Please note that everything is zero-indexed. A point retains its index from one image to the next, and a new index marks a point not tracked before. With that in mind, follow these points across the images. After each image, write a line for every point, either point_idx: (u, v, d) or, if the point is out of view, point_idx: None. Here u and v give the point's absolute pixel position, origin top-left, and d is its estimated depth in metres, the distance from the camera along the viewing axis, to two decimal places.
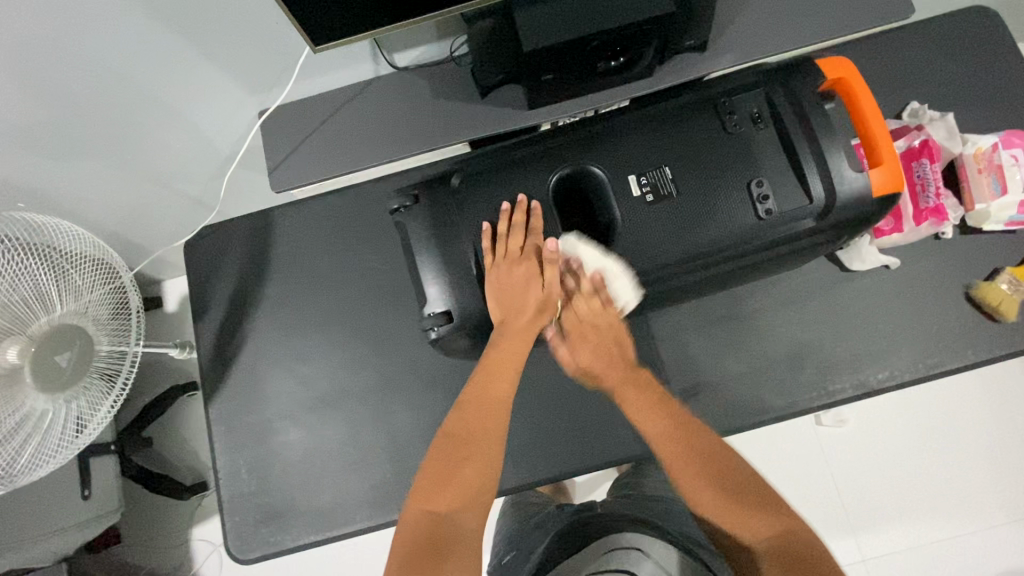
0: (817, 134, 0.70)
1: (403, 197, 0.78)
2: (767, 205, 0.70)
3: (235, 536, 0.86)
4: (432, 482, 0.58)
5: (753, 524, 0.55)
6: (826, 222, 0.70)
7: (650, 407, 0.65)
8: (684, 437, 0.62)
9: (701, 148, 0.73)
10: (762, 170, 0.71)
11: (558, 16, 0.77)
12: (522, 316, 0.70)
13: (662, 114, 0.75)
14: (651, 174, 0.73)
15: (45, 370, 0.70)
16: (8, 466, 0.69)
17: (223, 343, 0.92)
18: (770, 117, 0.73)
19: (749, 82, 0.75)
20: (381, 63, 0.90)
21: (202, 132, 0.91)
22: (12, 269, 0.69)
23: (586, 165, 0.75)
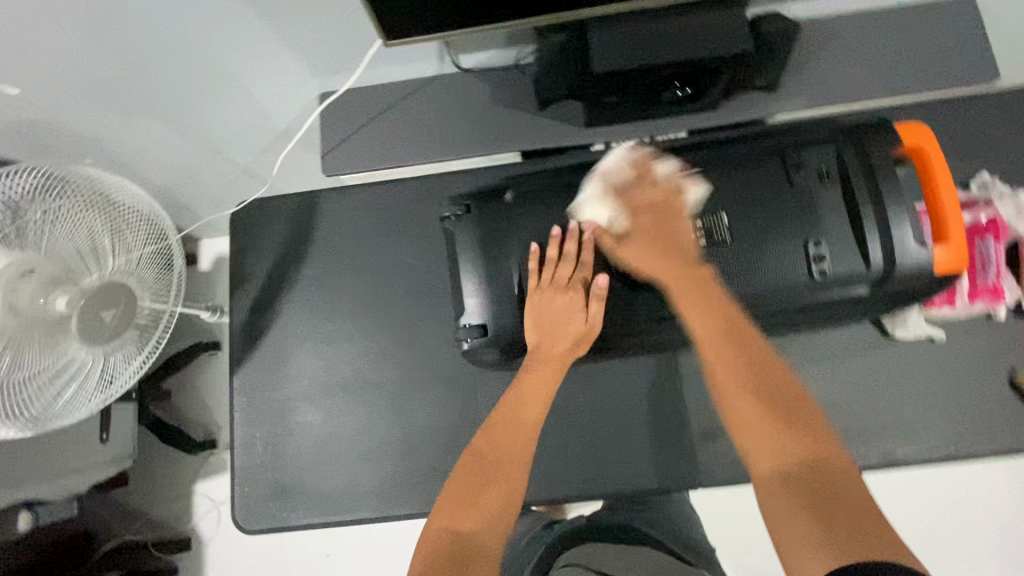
0: (884, 201, 0.68)
1: (455, 205, 0.78)
2: (821, 266, 0.69)
3: (242, 506, 0.88)
4: (455, 501, 0.59)
5: (784, 454, 0.53)
6: (880, 292, 0.69)
7: (709, 309, 0.63)
8: (733, 353, 0.60)
9: (763, 197, 0.71)
10: (822, 230, 0.70)
11: (631, 41, 0.77)
12: (559, 345, 0.72)
13: (726, 157, 0.75)
14: (707, 218, 0.72)
15: (90, 323, 0.72)
16: (43, 412, 0.71)
17: (255, 316, 0.94)
18: (837, 174, 0.71)
19: (821, 135, 0.73)
20: (446, 62, 0.91)
21: (263, 106, 0.92)
22: (71, 219, 0.71)
23: None
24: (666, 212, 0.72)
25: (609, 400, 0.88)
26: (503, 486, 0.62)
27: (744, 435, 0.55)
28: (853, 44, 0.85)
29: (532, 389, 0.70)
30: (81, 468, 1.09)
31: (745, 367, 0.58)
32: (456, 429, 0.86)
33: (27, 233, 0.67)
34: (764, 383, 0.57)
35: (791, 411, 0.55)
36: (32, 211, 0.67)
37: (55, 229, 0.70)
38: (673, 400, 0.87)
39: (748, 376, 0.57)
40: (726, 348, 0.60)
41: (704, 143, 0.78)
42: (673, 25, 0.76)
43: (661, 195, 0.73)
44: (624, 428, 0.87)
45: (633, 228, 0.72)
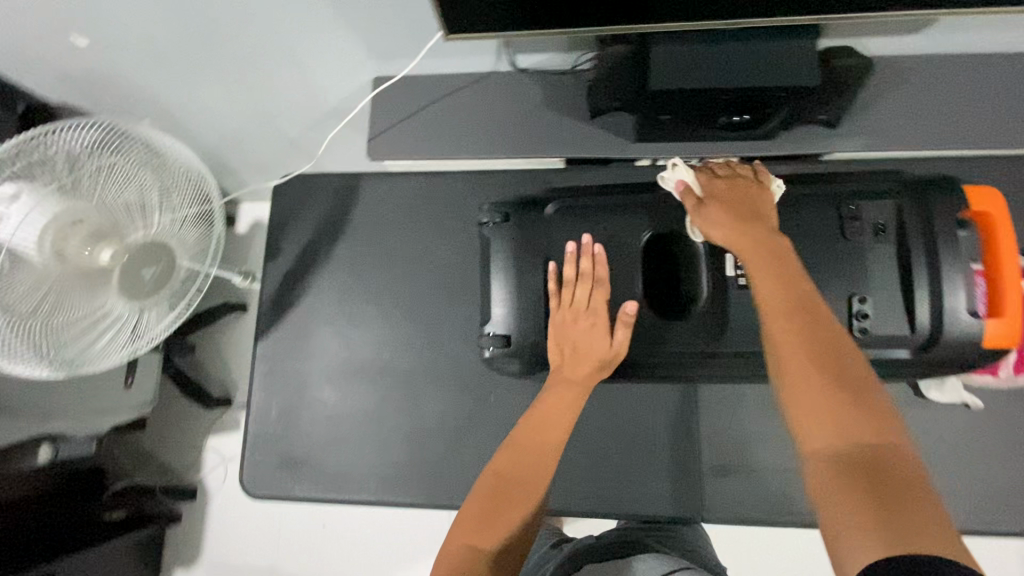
0: (940, 264, 0.65)
1: (492, 212, 0.77)
2: (864, 323, 0.67)
3: (250, 471, 0.90)
4: (476, 518, 0.60)
5: (839, 433, 0.49)
6: (921, 358, 0.67)
7: (777, 276, 0.59)
8: (795, 322, 0.55)
9: (812, 245, 0.70)
10: (869, 286, 0.68)
11: (694, 62, 0.75)
12: (579, 368, 0.71)
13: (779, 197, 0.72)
14: None
15: (130, 278, 0.74)
16: (79, 354, 0.74)
17: (286, 288, 0.96)
18: (892, 230, 0.69)
19: (881, 186, 0.71)
20: (503, 61, 0.90)
21: (318, 83, 0.93)
22: (124, 174, 0.73)
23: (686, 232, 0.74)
24: (747, 192, 0.69)
25: (622, 422, 0.88)
26: (523, 506, 0.62)
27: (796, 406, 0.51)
28: (927, 89, 0.82)
29: (554, 413, 0.71)
30: (103, 410, 1.14)
31: (807, 335, 0.54)
32: (466, 427, 0.86)
33: (81, 184, 0.69)
34: (826, 352, 0.53)
35: (852, 383, 0.51)
36: (88, 164, 0.69)
37: (108, 184, 0.72)
38: (687, 429, 0.87)
39: (809, 344, 0.53)
40: (789, 313, 0.56)
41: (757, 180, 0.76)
42: (738, 51, 0.74)
43: (744, 180, 0.70)
44: (635, 452, 0.87)
45: (712, 195, 0.69)
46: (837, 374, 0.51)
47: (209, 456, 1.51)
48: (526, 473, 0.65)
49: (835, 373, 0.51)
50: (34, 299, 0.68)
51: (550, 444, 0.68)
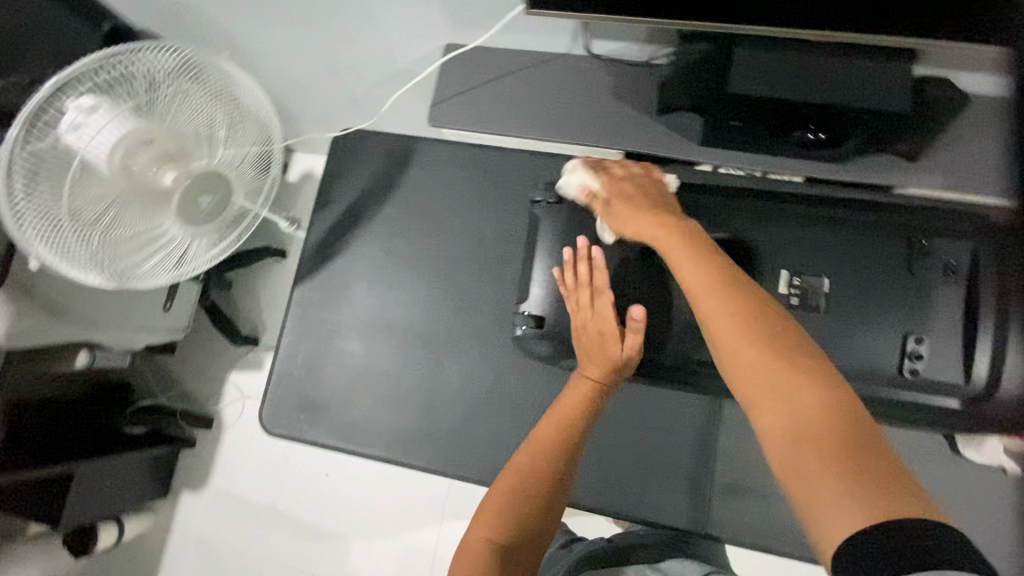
0: (1009, 317, 0.63)
1: (547, 192, 0.81)
2: (915, 364, 0.66)
3: (270, 408, 0.93)
4: (495, 517, 0.65)
5: (788, 404, 0.50)
6: (973, 410, 0.64)
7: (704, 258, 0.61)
8: (721, 303, 0.57)
9: (871, 275, 0.69)
10: (926, 326, 0.66)
11: (776, 71, 0.73)
12: (599, 370, 0.71)
13: (846, 222, 0.72)
14: (806, 278, 0.70)
15: (190, 204, 0.76)
16: (130, 270, 0.77)
17: (329, 238, 0.97)
18: (962, 274, 0.67)
19: (957, 229, 0.69)
20: (578, 45, 0.89)
21: (390, 42, 0.94)
22: (197, 102, 0.75)
23: (744, 242, 0.73)
24: (653, 185, 0.72)
25: (638, 423, 0.87)
26: (537, 496, 0.67)
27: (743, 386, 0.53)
28: None
29: (567, 402, 0.72)
30: (140, 328, 1.19)
31: (747, 323, 0.55)
32: (483, 402, 0.87)
33: (156, 104, 0.71)
34: (769, 337, 0.54)
35: (797, 358, 0.52)
36: (165, 85, 0.72)
37: (181, 109, 0.74)
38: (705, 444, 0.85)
39: (750, 332, 0.55)
40: (723, 304, 0.57)
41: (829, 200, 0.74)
42: (824, 65, 0.71)
43: (640, 170, 0.74)
44: (647, 457, 0.86)
45: (615, 192, 0.72)
46: (782, 354, 0.53)
47: (230, 389, 1.57)
48: (541, 465, 0.69)
49: (781, 352, 0.53)
50: (95, 206, 0.71)
51: (566, 434, 0.70)
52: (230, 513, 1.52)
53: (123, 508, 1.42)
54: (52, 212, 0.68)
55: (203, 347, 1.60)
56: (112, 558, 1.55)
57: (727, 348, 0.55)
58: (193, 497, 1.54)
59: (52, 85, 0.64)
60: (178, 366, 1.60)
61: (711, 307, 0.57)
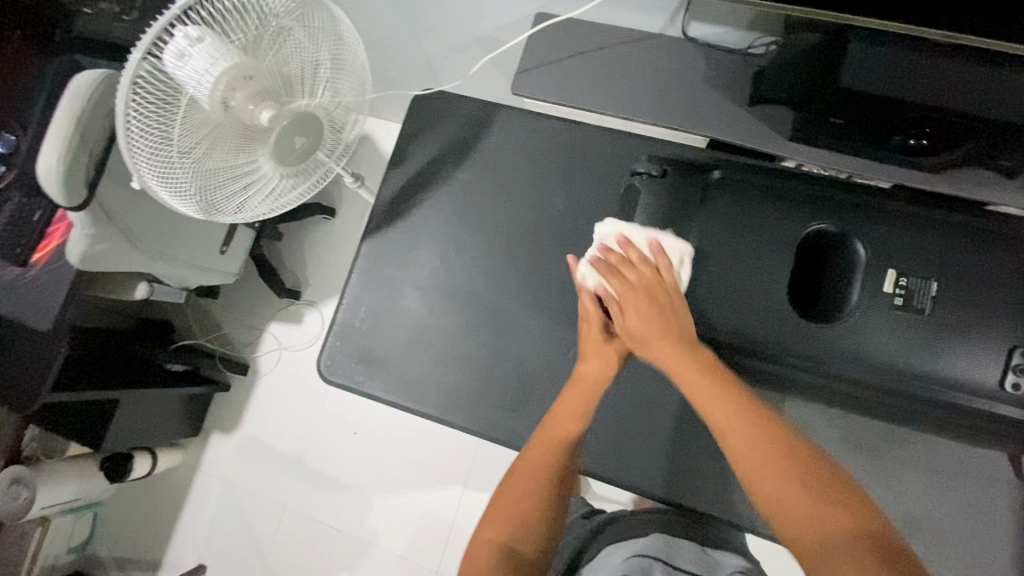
0: None
1: (651, 165, 0.81)
2: (1019, 378, 0.64)
3: (328, 356, 0.94)
4: (497, 513, 0.70)
5: (812, 517, 0.54)
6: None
7: (710, 377, 0.63)
8: (736, 422, 0.60)
9: (975, 277, 0.69)
10: None
11: (894, 70, 0.70)
12: (593, 368, 0.76)
13: (958, 227, 0.71)
14: (914, 278, 0.69)
15: (283, 146, 0.77)
16: (215, 202, 0.79)
17: (400, 197, 0.98)
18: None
19: None
20: (674, 25, 0.87)
21: (482, 5, 0.93)
22: (297, 44, 0.74)
23: (852, 240, 0.74)
24: (659, 290, 0.70)
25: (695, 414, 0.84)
26: (535, 503, 0.70)
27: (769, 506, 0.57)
28: None
29: (567, 406, 0.75)
30: (200, 268, 1.22)
31: (767, 447, 0.58)
32: (540, 375, 0.87)
33: (263, 41, 0.71)
34: (783, 453, 0.58)
35: (809, 468, 0.57)
36: (273, 23, 0.71)
37: (286, 49, 0.73)
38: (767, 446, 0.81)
39: (766, 451, 0.58)
40: (734, 418, 0.60)
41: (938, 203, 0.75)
42: (945, 69, 0.70)
43: (650, 274, 0.72)
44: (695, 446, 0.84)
45: (622, 299, 0.71)
46: (804, 478, 0.56)
47: (270, 339, 1.60)
48: (539, 475, 0.72)
49: (793, 460, 0.57)
50: (198, 139, 0.72)
51: (557, 445, 0.73)
52: (258, 459, 1.55)
53: (160, 440, 1.47)
54: (161, 142, 0.70)
55: (247, 294, 1.62)
56: (143, 487, 1.60)
57: (747, 468, 0.58)
58: (224, 439, 1.58)
59: (172, 13, 0.64)
60: (221, 310, 1.63)
61: (727, 428, 0.60)
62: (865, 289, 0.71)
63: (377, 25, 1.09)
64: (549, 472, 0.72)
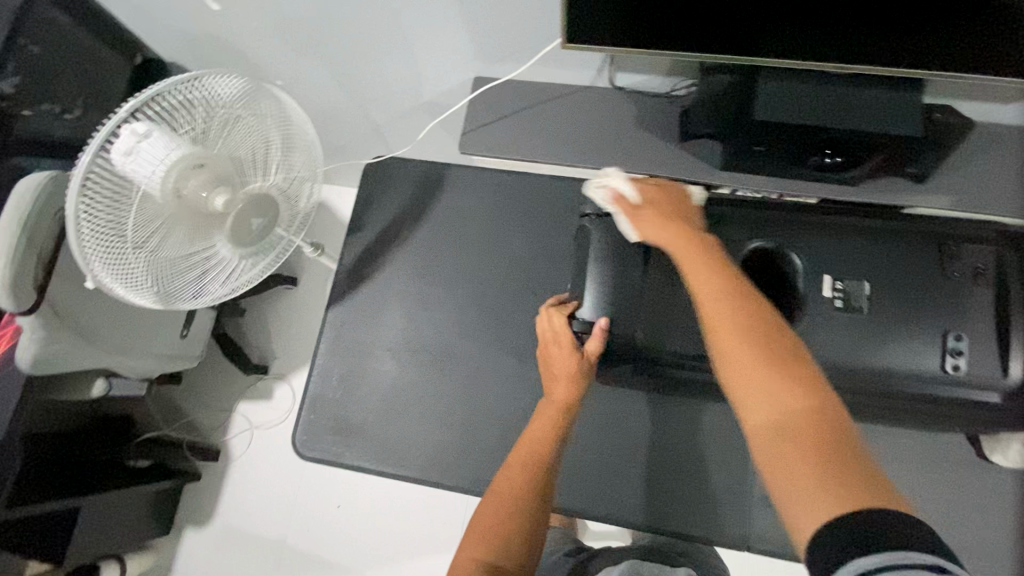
0: None
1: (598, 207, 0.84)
2: (957, 360, 0.70)
3: (304, 431, 0.92)
4: (478, 531, 0.66)
5: (776, 399, 0.50)
6: (1012, 405, 0.69)
7: (702, 258, 0.61)
8: (727, 297, 0.57)
9: (907, 277, 0.74)
10: (963, 325, 0.71)
11: (798, 100, 0.77)
12: (560, 389, 0.78)
13: (881, 231, 0.77)
14: (849, 282, 0.74)
15: (243, 227, 0.79)
16: (175, 292, 0.79)
17: (361, 262, 1.00)
18: (993, 277, 0.73)
19: (985, 236, 0.75)
20: (602, 77, 0.94)
21: (421, 74, 0.99)
22: (246, 129, 0.76)
23: (788, 252, 0.78)
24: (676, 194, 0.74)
25: (670, 436, 0.90)
26: (518, 514, 0.67)
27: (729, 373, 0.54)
28: (1016, 156, 0.83)
29: (537, 436, 0.74)
30: (163, 354, 1.19)
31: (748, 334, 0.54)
32: (520, 420, 0.88)
33: (212, 130, 0.73)
34: (759, 332, 0.54)
35: (782, 353, 0.53)
36: (220, 111, 0.73)
37: (235, 134, 0.75)
38: (722, 450, 0.88)
39: (741, 323, 0.55)
40: (720, 296, 0.57)
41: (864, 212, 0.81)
42: (844, 95, 0.77)
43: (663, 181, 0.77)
44: (667, 462, 0.89)
45: (640, 192, 0.73)
46: (779, 357, 0.52)
47: (239, 419, 1.54)
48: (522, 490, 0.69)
49: (765, 343, 0.54)
50: (153, 231, 0.73)
51: (540, 461, 0.72)
52: (237, 550, 1.46)
53: (128, 545, 1.37)
54: (116, 240, 0.69)
55: (212, 376, 1.57)
56: None
57: (717, 337, 0.55)
58: (198, 534, 1.49)
59: (120, 114, 0.65)
60: (186, 397, 1.57)
61: (709, 299, 0.57)
62: (809, 298, 0.75)
63: (321, 98, 1.13)
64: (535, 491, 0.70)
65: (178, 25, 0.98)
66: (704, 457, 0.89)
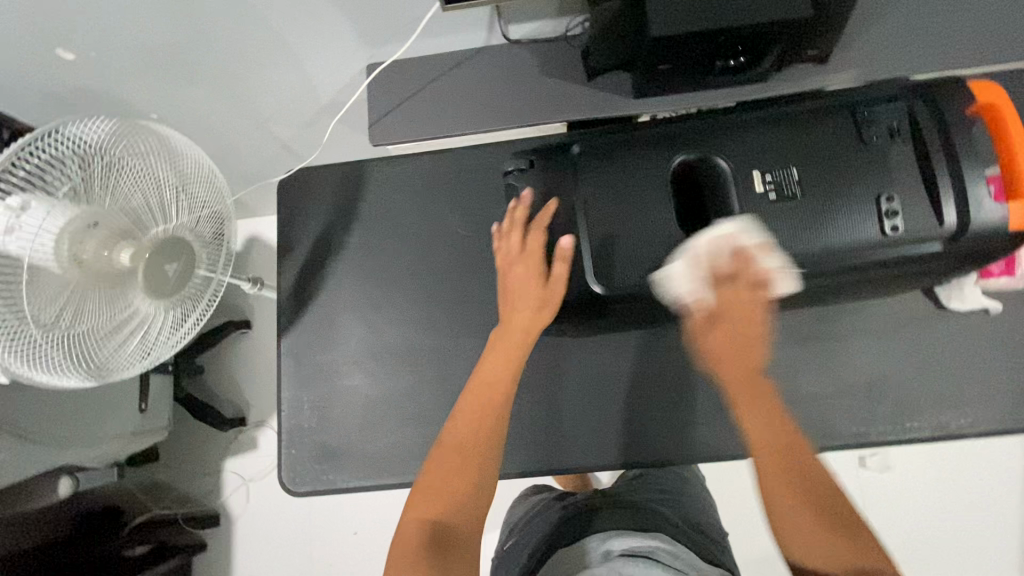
0: (958, 154, 0.71)
1: (518, 160, 0.85)
2: (893, 221, 0.71)
3: (289, 468, 0.89)
4: (428, 490, 0.65)
5: (840, 560, 0.60)
6: (950, 249, 0.72)
7: (769, 421, 0.70)
8: (787, 461, 0.67)
9: (832, 153, 0.75)
10: (892, 185, 0.72)
11: (688, 7, 0.75)
12: (524, 314, 0.79)
13: (798, 115, 0.78)
14: (776, 172, 0.75)
15: (156, 276, 0.72)
16: (105, 363, 0.72)
17: (302, 284, 0.95)
18: (906, 133, 0.75)
19: (892, 96, 0.77)
20: (495, 34, 0.90)
21: (311, 75, 0.93)
22: (133, 173, 0.70)
23: (711, 156, 0.78)
24: (748, 307, 0.75)
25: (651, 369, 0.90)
26: (473, 473, 0.67)
27: (787, 534, 0.63)
28: (908, 15, 0.84)
29: (495, 381, 0.75)
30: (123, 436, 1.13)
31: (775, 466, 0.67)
32: None
33: (94, 183, 0.67)
34: (818, 500, 0.64)
35: (841, 522, 0.63)
36: (98, 159, 0.67)
37: (123, 181, 0.70)
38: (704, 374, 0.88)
39: (803, 492, 0.65)
40: (784, 467, 0.66)
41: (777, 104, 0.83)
42: None
43: (752, 295, 0.75)
44: (655, 397, 0.89)
45: (718, 310, 0.75)
46: (839, 524, 0.62)
47: (230, 477, 1.48)
48: (478, 439, 0.70)
49: (824, 510, 0.63)
50: (61, 304, 0.67)
51: (493, 410, 0.73)
52: None
53: None
54: (17, 323, 0.63)
55: (188, 443, 1.50)
56: None
57: (775, 503, 0.65)
58: None
59: None
60: (168, 471, 1.49)
61: (777, 461, 0.67)
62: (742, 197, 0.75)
63: (216, 128, 1.06)
64: (485, 439, 0.70)
65: (32, 87, 0.89)
66: (690, 383, 0.89)
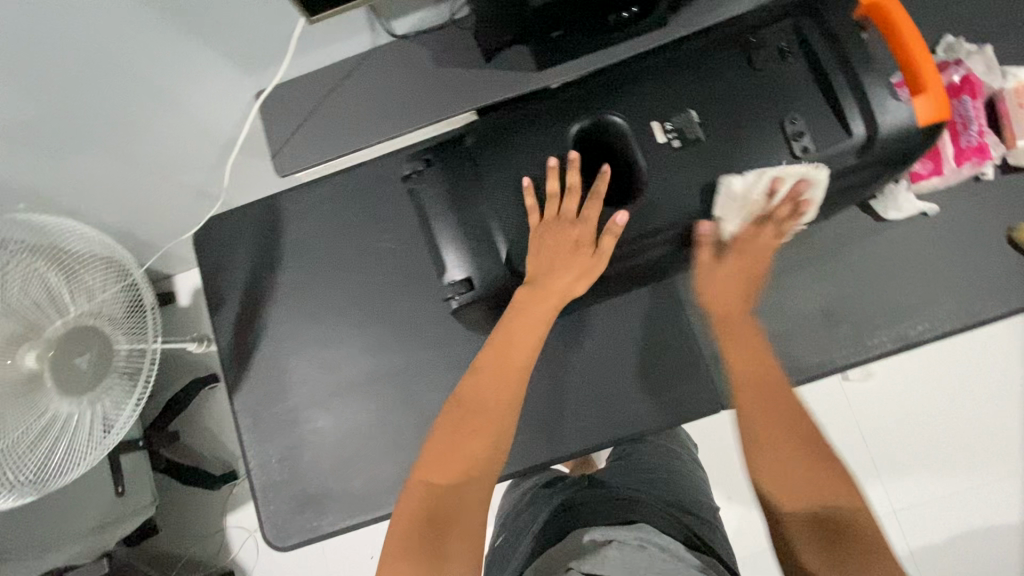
0: (852, 63, 0.69)
1: (414, 162, 0.80)
2: (802, 142, 0.70)
3: (271, 525, 0.86)
4: (436, 455, 0.61)
5: (806, 487, 0.56)
6: (866, 158, 0.69)
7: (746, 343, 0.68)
8: (763, 378, 0.65)
9: (730, 86, 0.72)
10: (794, 108, 0.70)
11: None
12: (559, 279, 0.71)
13: (688, 55, 0.75)
14: (676, 118, 0.72)
15: (67, 371, 0.69)
16: (37, 473, 0.67)
17: (242, 336, 0.91)
18: (798, 50, 0.72)
19: (777, 16, 0.75)
20: (379, 32, 0.85)
21: (198, 119, 0.86)
22: (20, 271, 0.66)
23: (606, 115, 0.75)
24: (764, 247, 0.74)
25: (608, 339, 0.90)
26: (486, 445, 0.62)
27: (755, 458, 0.60)
28: None
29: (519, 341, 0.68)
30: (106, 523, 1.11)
31: (773, 405, 0.62)
32: None
33: None
34: (797, 426, 0.60)
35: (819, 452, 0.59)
36: None
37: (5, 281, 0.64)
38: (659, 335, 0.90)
39: (781, 416, 0.61)
40: (767, 397, 0.63)
41: (665, 48, 0.80)
42: None
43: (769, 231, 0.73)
44: (616, 368, 0.89)
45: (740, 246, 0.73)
46: (806, 451, 0.59)
47: (233, 534, 1.45)
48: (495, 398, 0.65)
49: (803, 437, 0.59)
50: None
51: (517, 372, 0.67)
52: None
53: None
54: None
55: (183, 510, 1.47)
56: None
57: (744, 428, 0.62)
58: None
59: None
60: (169, 542, 1.46)
61: (750, 391, 0.64)
62: (648, 151, 0.72)
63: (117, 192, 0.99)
64: (505, 410, 0.64)
65: None
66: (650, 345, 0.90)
